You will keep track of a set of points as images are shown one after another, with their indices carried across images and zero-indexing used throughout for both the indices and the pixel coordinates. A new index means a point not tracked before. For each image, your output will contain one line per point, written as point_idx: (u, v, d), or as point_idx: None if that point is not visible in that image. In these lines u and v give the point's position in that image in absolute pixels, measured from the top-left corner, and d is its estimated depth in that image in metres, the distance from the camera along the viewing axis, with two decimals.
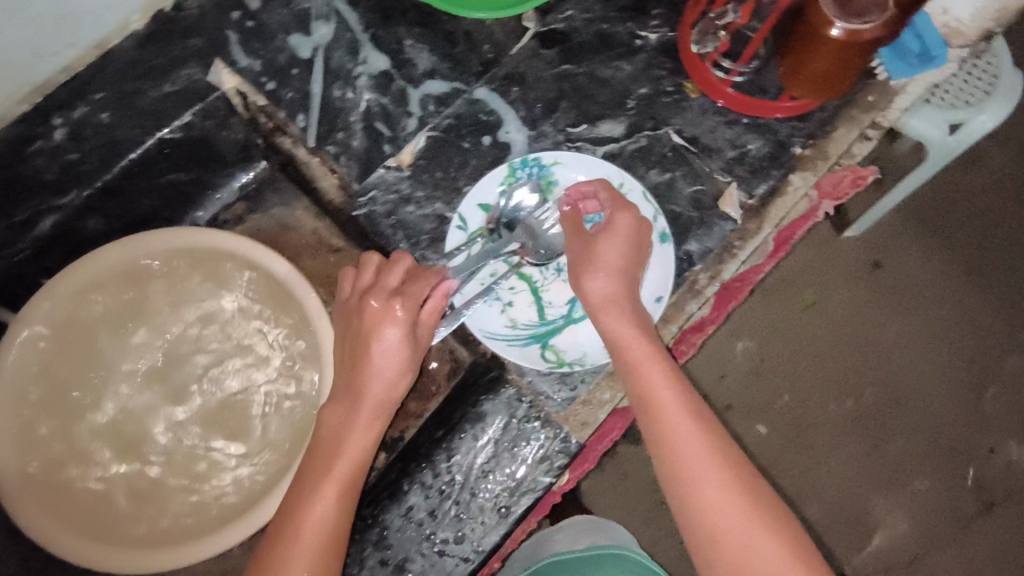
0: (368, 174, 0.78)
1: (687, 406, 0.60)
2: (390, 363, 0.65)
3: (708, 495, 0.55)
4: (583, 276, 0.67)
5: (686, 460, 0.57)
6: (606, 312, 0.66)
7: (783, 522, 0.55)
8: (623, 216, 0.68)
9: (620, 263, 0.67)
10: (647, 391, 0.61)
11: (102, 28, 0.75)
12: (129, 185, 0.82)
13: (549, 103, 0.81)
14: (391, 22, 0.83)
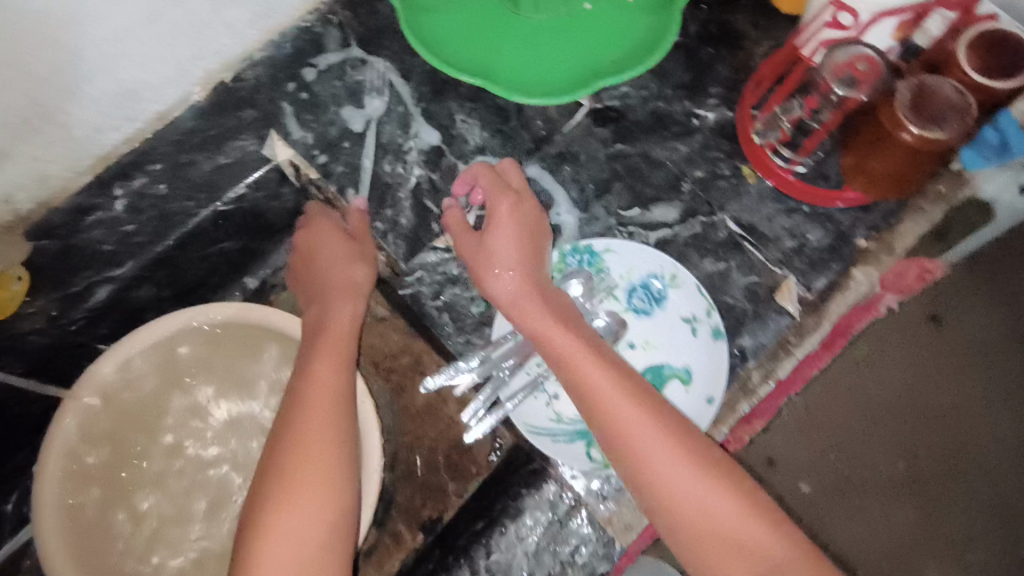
0: (415, 254, 0.78)
1: (624, 393, 0.59)
2: (346, 346, 0.67)
3: (672, 481, 0.55)
4: (479, 277, 0.68)
5: (640, 451, 0.56)
6: (533, 307, 0.65)
7: (740, 481, 0.55)
8: (452, 219, 0.72)
9: (514, 253, 0.68)
10: (584, 389, 0.60)
11: (161, 101, 0.75)
12: (180, 255, 0.83)
13: (600, 184, 0.80)
14: (443, 96, 0.82)
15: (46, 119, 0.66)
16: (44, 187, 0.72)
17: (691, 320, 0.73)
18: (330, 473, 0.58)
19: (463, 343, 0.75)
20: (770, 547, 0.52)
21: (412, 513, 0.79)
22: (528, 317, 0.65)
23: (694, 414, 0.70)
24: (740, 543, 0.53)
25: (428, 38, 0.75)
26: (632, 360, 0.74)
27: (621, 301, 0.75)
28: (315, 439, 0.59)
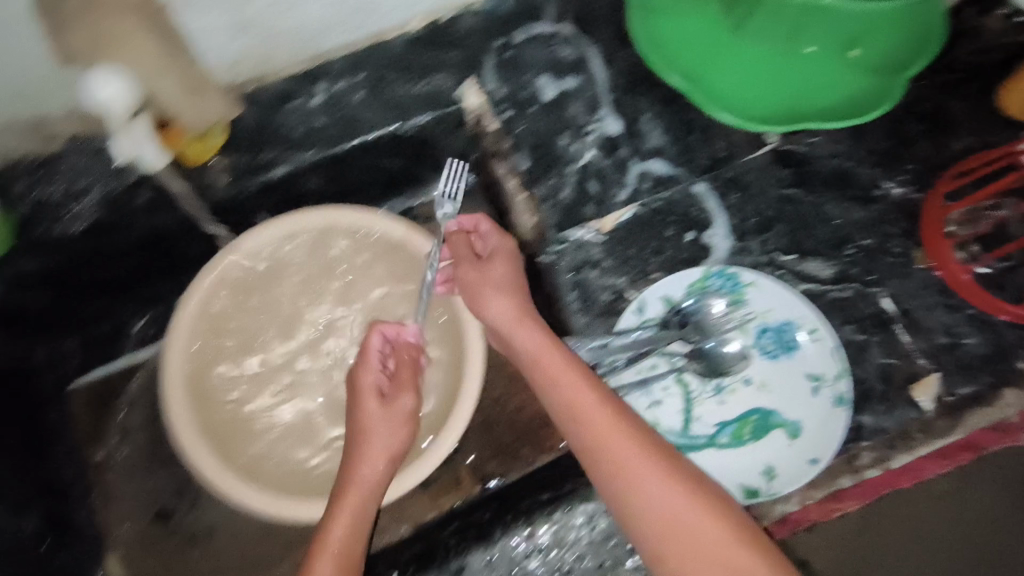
0: (566, 227, 0.79)
1: (615, 413, 0.63)
2: (394, 446, 0.69)
3: (660, 506, 0.58)
4: (476, 303, 0.72)
5: (627, 470, 0.60)
6: (528, 337, 0.70)
7: (730, 508, 0.58)
8: (501, 253, 0.75)
9: (509, 283, 0.73)
10: (573, 411, 0.64)
11: (386, 21, 0.79)
12: (354, 158, 0.85)
13: (763, 220, 0.79)
14: (637, 92, 0.83)
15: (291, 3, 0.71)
16: (266, 64, 0.78)
17: (815, 379, 0.71)
18: (354, 553, 0.64)
19: (585, 324, 0.76)
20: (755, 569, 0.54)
21: (478, 464, 0.83)
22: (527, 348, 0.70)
23: (793, 470, 0.68)
24: (726, 563, 0.55)
25: (648, 37, 0.77)
26: (744, 397, 0.72)
27: (749, 337, 0.73)
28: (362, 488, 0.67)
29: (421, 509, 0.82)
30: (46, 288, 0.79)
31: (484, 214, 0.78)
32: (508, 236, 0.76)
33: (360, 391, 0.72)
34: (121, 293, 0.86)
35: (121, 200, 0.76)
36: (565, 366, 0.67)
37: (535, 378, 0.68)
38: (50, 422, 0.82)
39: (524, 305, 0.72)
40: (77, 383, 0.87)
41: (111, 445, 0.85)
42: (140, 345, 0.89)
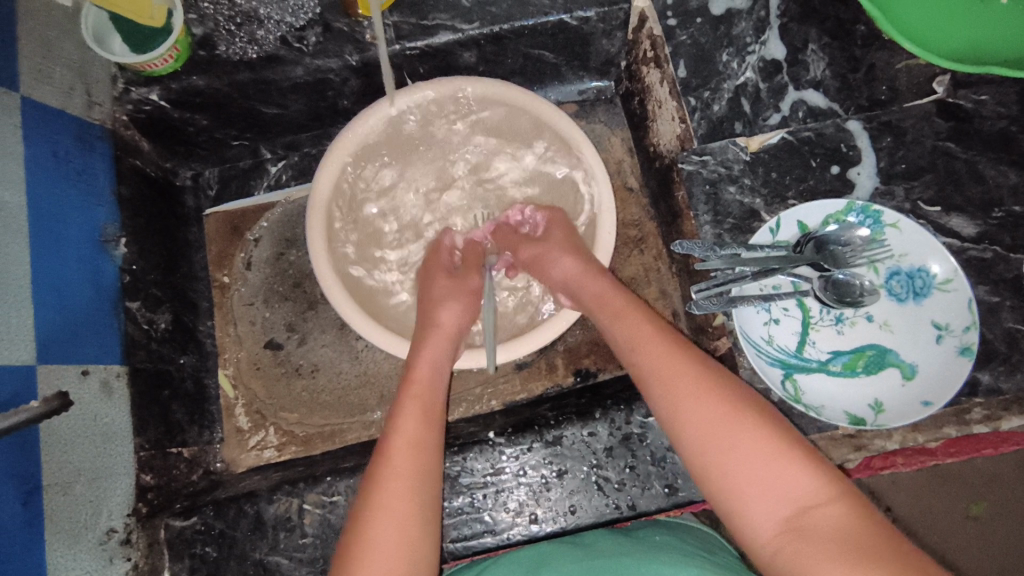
0: (712, 140, 0.80)
1: (659, 334, 0.63)
2: (469, 309, 0.76)
3: (702, 419, 0.55)
4: (543, 269, 0.76)
5: (666, 385, 0.59)
6: (589, 282, 0.72)
7: (773, 421, 0.54)
8: (556, 223, 0.79)
9: (575, 249, 0.75)
10: (625, 334, 0.65)
11: None
12: (512, 40, 0.86)
13: (913, 168, 0.77)
14: (807, 21, 0.81)
15: None
16: None
17: (941, 328, 0.70)
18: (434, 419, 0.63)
19: (714, 235, 0.77)
20: (787, 479, 0.51)
21: (575, 356, 0.85)
22: (589, 295, 0.71)
23: (900, 408, 0.69)
24: (758, 472, 0.52)
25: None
26: (864, 332, 0.72)
27: (879, 276, 0.73)
28: (425, 366, 0.68)
29: (511, 389, 0.84)
30: (204, 111, 0.84)
31: (516, 205, 0.83)
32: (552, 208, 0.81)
33: (427, 275, 0.79)
34: (271, 132, 0.91)
35: (294, 38, 0.80)
36: (623, 303, 0.68)
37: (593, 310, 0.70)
38: (187, 237, 0.88)
39: (590, 261, 0.74)
40: (214, 209, 0.92)
41: (236, 273, 0.90)
42: (274, 186, 0.94)
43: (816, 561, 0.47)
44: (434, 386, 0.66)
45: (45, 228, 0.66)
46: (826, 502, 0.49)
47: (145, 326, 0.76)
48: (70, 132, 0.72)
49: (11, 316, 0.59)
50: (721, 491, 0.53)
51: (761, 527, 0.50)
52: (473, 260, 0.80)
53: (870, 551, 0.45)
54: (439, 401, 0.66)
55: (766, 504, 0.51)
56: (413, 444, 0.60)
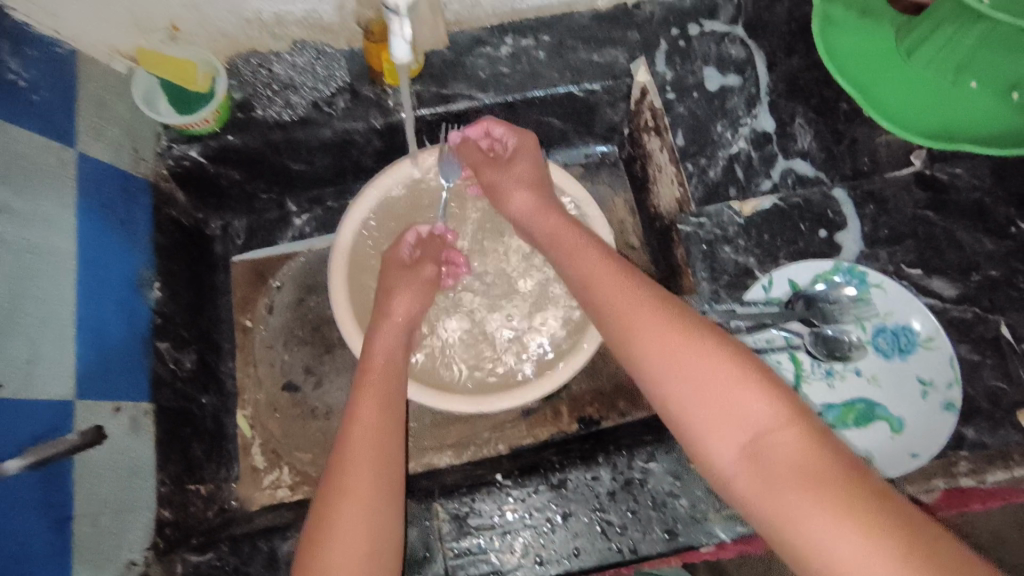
0: (708, 203, 0.86)
1: (627, 281, 0.68)
2: (421, 296, 0.81)
3: (662, 357, 0.60)
4: (502, 197, 0.84)
5: (634, 333, 0.63)
6: (558, 228, 0.78)
7: (738, 356, 0.58)
8: (525, 151, 0.85)
9: (531, 178, 0.83)
10: (597, 291, 0.70)
11: None
12: (524, 109, 0.94)
13: (895, 233, 0.83)
14: (793, 98, 0.90)
15: None
16: (470, 11, 0.90)
17: (925, 384, 0.75)
18: (383, 426, 0.68)
19: (712, 292, 0.82)
20: (749, 410, 0.55)
21: (578, 405, 0.88)
22: (543, 232, 0.80)
23: (890, 459, 0.73)
24: (722, 404, 0.56)
25: (835, 53, 0.87)
26: (853, 386, 0.76)
27: (866, 334, 0.77)
28: (377, 366, 0.73)
29: (517, 435, 0.87)
30: (238, 167, 0.90)
31: (488, 120, 0.86)
32: (524, 132, 0.86)
33: (387, 264, 0.83)
34: (297, 186, 0.97)
35: (324, 103, 0.88)
36: (588, 250, 0.74)
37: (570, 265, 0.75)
38: (214, 282, 0.93)
39: (550, 202, 0.82)
40: (240, 256, 0.97)
41: (257, 318, 0.95)
42: (297, 236, 0.99)
43: (775, 486, 0.51)
44: (392, 383, 0.72)
45: (90, 271, 0.72)
46: (787, 429, 0.53)
47: (171, 365, 0.80)
48: (116, 183, 0.78)
49: (55, 352, 0.64)
50: (686, 424, 0.57)
51: (725, 458, 0.55)
52: (432, 251, 0.86)
53: (823, 475, 0.50)
54: (396, 391, 0.72)
55: (732, 436, 0.55)
56: (377, 447, 0.66)
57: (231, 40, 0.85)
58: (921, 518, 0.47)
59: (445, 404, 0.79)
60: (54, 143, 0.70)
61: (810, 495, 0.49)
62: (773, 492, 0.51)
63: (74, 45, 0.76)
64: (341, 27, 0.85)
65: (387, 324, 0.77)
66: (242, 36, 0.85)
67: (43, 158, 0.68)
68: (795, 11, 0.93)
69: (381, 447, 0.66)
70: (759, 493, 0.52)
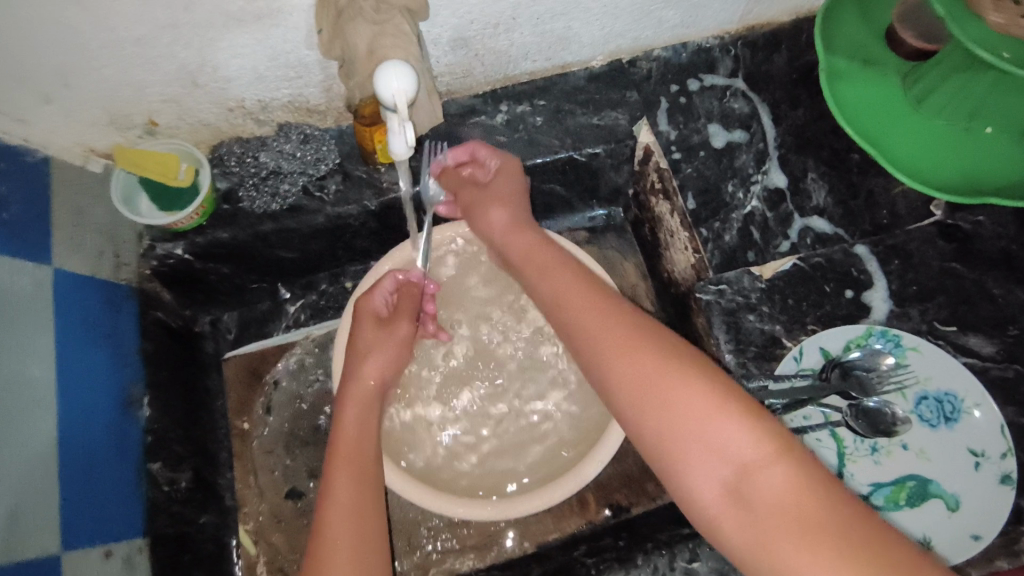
0: (726, 270, 0.82)
1: (591, 291, 0.66)
2: (395, 362, 0.75)
3: (634, 373, 0.56)
4: (473, 212, 0.81)
5: (606, 350, 0.60)
6: (521, 238, 0.76)
7: (721, 383, 0.53)
8: (509, 172, 0.79)
9: (515, 200, 0.79)
10: (563, 301, 0.67)
11: (574, 56, 0.88)
12: (525, 177, 0.89)
13: (923, 289, 0.79)
14: (803, 151, 0.86)
15: (500, 32, 0.79)
16: (461, 82, 0.86)
17: (977, 455, 0.71)
18: (369, 511, 0.61)
19: (739, 366, 0.77)
20: (731, 442, 0.50)
21: (605, 491, 0.83)
22: (516, 251, 0.76)
23: (952, 542, 0.69)
24: (698, 431, 0.51)
25: (839, 103, 0.82)
26: (901, 461, 0.72)
27: (908, 402, 0.73)
28: (353, 434, 0.67)
29: (542, 529, 0.81)
30: (227, 260, 0.85)
31: (473, 142, 0.79)
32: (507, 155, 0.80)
33: (358, 313, 0.76)
34: (290, 274, 0.92)
35: (315, 186, 0.83)
36: (552, 261, 0.72)
37: (543, 280, 0.71)
38: (207, 386, 0.87)
39: (526, 220, 0.78)
40: (233, 353, 0.92)
41: (255, 418, 0.89)
42: (293, 325, 0.94)
43: (764, 533, 0.47)
44: (370, 463, 0.65)
45: (74, 399, 0.66)
46: (774, 467, 0.48)
47: (166, 487, 0.75)
48: (98, 296, 0.73)
49: (38, 500, 0.59)
50: (660, 452, 0.53)
51: (705, 488, 0.50)
52: (407, 306, 0.78)
53: (817, 521, 0.45)
54: (371, 466, 0.65)
55: (707, 468, 0.50)
56: (357, 545, 0.58)
57: (212, 130, 0.80)
58: (925, 568, 0.42)
59: (464, 512, 0.72)
60: (29, 264, 0.65)
61: (806, 549, 0.45)
62: (762, 538, 0.47)
63: (46, 151, 0.72)
64: (329, 107, 0.81)
65: (358, 391, 0.70)
66: (225, 125, 0.80)
67: (18, 283, 0.63)
68: (795, 60, 0.91)
69: (369, 523, 0.60)
70: (740, 536, 0.48)
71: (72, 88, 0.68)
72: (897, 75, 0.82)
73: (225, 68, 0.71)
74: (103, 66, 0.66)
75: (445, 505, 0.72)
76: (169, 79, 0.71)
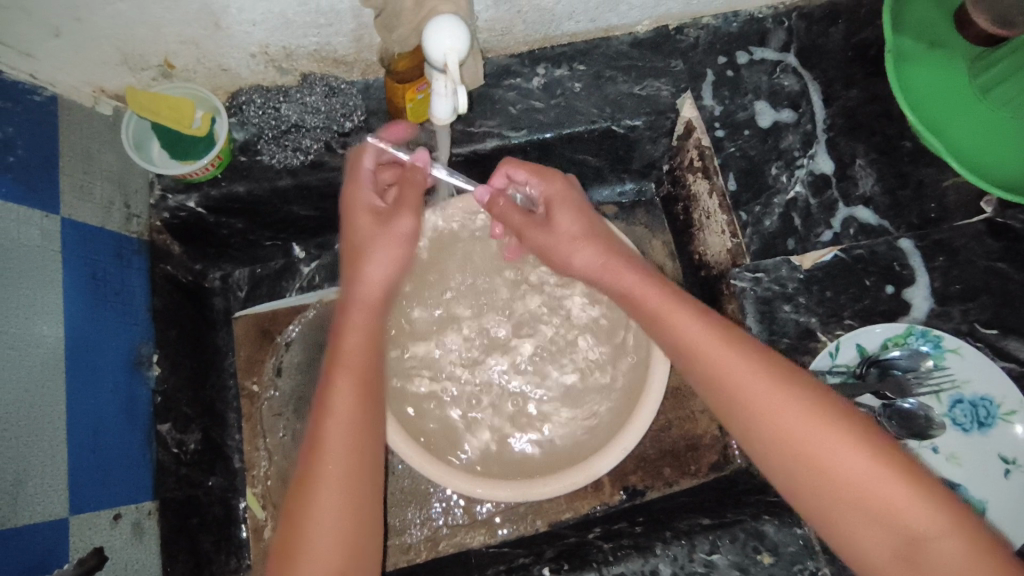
0: (763, 257, 0.79)
1: (712, 326, 0.59)
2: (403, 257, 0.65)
3: (789, 428, 0.52)
4: (556, 261, 0.70)
5: (748, 402, 0.54)
6: (612, 273, 0.66)
7: (881, 443, 0.51)
8: (562, 199, 0.68)
9: (584, 235, 0.67)
10: (680, 335, 0.59)
11: (618, 19, 0.82)
12: (559, 146, 0.85)
13: (967, 288, 0.76)
14: (854, 135, 0.82)
15: None
16: (498, 40, 0.81)
17: (1008, 462, 0.70)
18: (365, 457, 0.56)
19: None
20: (905, 512, 0.48)
21: (620, 474, 0.82)
22: (615, 289, 0.66)
23: None
24: (864, 493, 0.49)
25: (903, 85, 0.77)
26: (930, 465, 0.71)
27: (942, 405, 0.72)
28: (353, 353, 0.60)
29: (555, 508, 0.81)
30: (241, 216, 0.80)
31: (507, 164, 0.68)
32: (543, 172, 0.68)
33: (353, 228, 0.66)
34: (307, 234, 0.88)
35: (338, 144, 0.78)
36: (655, 290, 0.63)
37: (644, 312, 0.63)
38: (216, 343, 0.84)
39: (609, 249, 0.67)
40: (244, 311, 0.89)
41: (265, 380, 0.86)
42: (305, 288, 0.90)
43: None
44: (366, 379, 0.60)
45: (83, 359, 0.64)
46: (948, 535, 0.47)
47: (175, 449, 0.73)
48: (108, 249, 0.70)
49: (45, 462, 0.57)
50: (821, 513, 0.51)
51: (875, 552, 0.49)
52: (410, 194, 0.66)
53: None
54: (371, 385, 0.60)
55: (878, 533, 0.49)
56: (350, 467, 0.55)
57: (232, 75, 0.75)
58: None
59: (484, 491, 0.70)
60: (35, 212, 0.61)
61: None
62: None
63: (54, 89, 0.67)
64: (357, 58, 0.75)
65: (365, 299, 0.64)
66: (246, 72, 0.75)
67: (25, 234, 0.60)
68: (851, 37, 0.85)
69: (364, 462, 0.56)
70: None
71: (84, 23, 0.63)
72: (966, 60, 0.78)
73: (251, 9, 0.65)
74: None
75: (466, 484, 0.70)
76: (189, 18, 0.65)
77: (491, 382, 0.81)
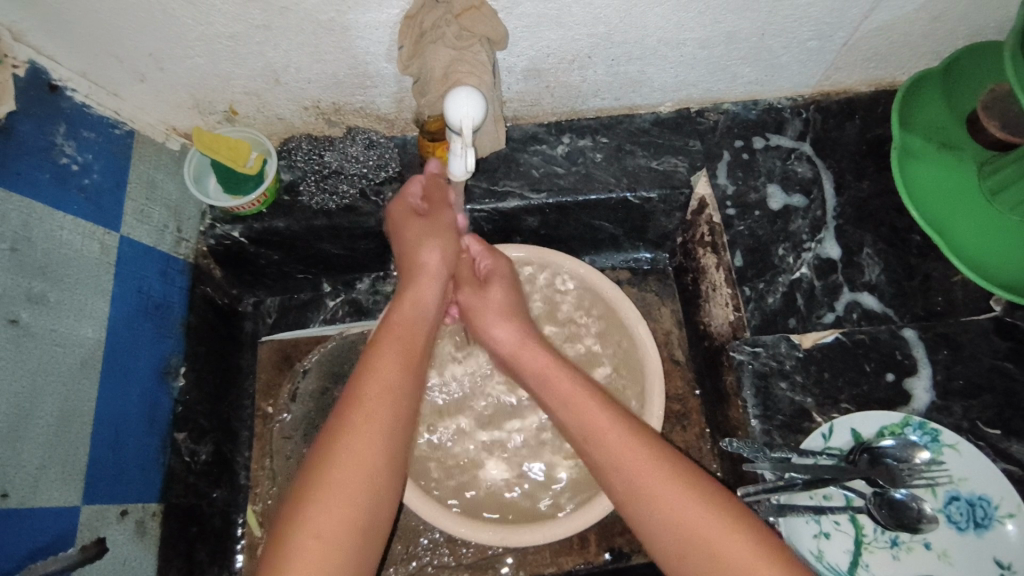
0: (763, 332, 0.81)
1: (617, 420, 0.65)
2: (450, 247, 0.77)
3: (677, 512, 0.57)
4: (479, 328, 0.77)
5: (640, 486, 0.60)
6: (524, 352, 0.73)
7: (760, 531, 0.55)
8: (499, 274, 0.79)
9: (509, 309, 0.77)
10: (584, 427, 0.66)
11: (640, 99, 0.88)
12: (576, 210, 0.90)
13: (971, 384, 0.76)
14: (863, 225, 0.85)
15: (571, 68, 0.80)
16: (528, 110, 0.88)
17: (1005, 567, 0.68)
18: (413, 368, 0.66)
19: (763, 434, 0.76)
20: None
21: (607, 534, 0.82)
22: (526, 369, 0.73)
23: None
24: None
25: (907, 182, 0.81)
26: (920, 560, 0.70)
27: (936, 500, 0.71)
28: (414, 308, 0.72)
29: (539, 561, 0.82)
30: (279, 249, 0.88)
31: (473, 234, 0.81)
32: (497, 254, 0.81)
33: (396, 221, 0.78)
34: (335, 270, 0.95)
35: (372, 191, 0.85)
36: (564, 378, 0.69)
37: (559, 404, 0.69)
38: (239, 364, 0.91)
39: (529, 332, 0.75)
40: (268, 337, 0.95)
41: (281, 403, 0.92)
42: (329, 320, 0.96)
43: None
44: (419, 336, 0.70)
45: (117, 362, 0.70)
46: None
47: (187, 458, 0.78)
48: (156, 267, 0.78)
49: (70, 451, 0.63)
50: None
51: None
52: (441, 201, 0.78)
53: None
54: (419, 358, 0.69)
55: None
56: (398, 397, 0.63)
57: (286, 124, 0.84)
58: None
59: (465, 531, 0.72)
60: (98, 229, 0.69)
61: None
62: None
63: (132, 125, 0.76)
64: (397, 117, 0.83)
65: (422, 280, 0.74)
66: (298, 122, 0.84)
67: (86, 246, 0.68)
68: (866, 131, 0.89)
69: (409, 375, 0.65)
70: None
71: (164, 72, 0.73)
72: (974, 163, 0.80)
73: (307, 69, 0.74)
74: (194, 55, 0.70)
75: (449, 523, 0.73)
76: (252, 73, 0.75)
77: (488, 428, 0.84)
